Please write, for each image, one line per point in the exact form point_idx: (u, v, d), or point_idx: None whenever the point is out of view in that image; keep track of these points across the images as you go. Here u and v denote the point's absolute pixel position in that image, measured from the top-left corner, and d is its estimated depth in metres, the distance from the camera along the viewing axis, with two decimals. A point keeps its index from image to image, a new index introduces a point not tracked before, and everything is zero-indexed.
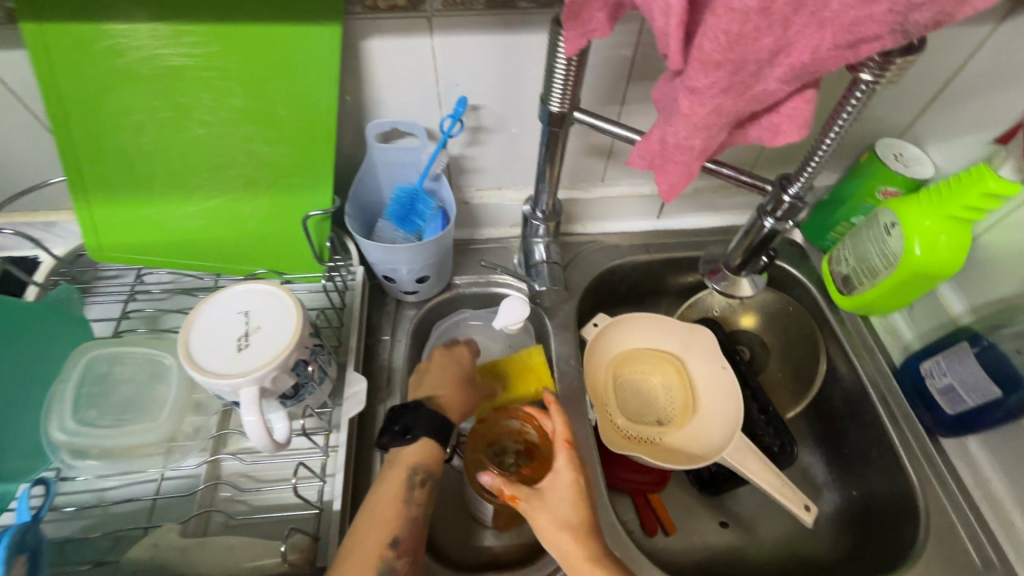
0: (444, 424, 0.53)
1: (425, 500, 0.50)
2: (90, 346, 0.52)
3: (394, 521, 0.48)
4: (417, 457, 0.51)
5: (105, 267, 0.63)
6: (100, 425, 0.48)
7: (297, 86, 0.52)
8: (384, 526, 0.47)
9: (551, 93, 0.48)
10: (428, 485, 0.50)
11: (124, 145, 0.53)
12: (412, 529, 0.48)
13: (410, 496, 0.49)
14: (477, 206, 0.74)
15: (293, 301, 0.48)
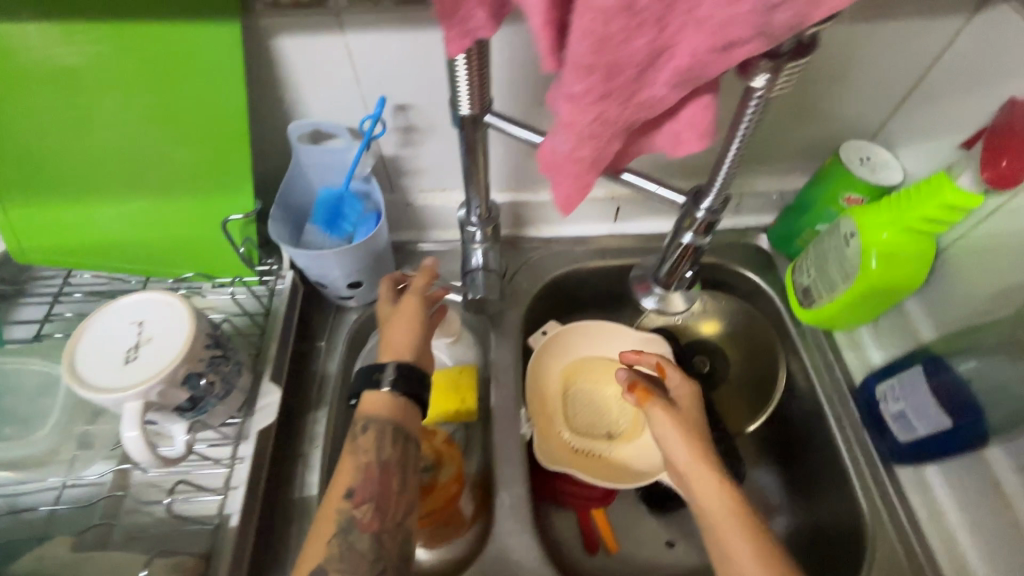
0: (366, 371, 0.54)
1: (375, 446, 0.50)
2: None
3: (347, 476, 0.49)
4: (368, 408, 0.52)
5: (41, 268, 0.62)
6: None
7: (201, 86, 0.49)
8: (336, 484, 0.49)
9: (458, 96, 0.45)
10: (372, 429, 0.51)
11: (31, 150, 0.51)
12: (365, 478, 0.49)
13: (358, 446, 0.50)
14: (421, 208, 0.71)
15: (188, 308, 0.47)
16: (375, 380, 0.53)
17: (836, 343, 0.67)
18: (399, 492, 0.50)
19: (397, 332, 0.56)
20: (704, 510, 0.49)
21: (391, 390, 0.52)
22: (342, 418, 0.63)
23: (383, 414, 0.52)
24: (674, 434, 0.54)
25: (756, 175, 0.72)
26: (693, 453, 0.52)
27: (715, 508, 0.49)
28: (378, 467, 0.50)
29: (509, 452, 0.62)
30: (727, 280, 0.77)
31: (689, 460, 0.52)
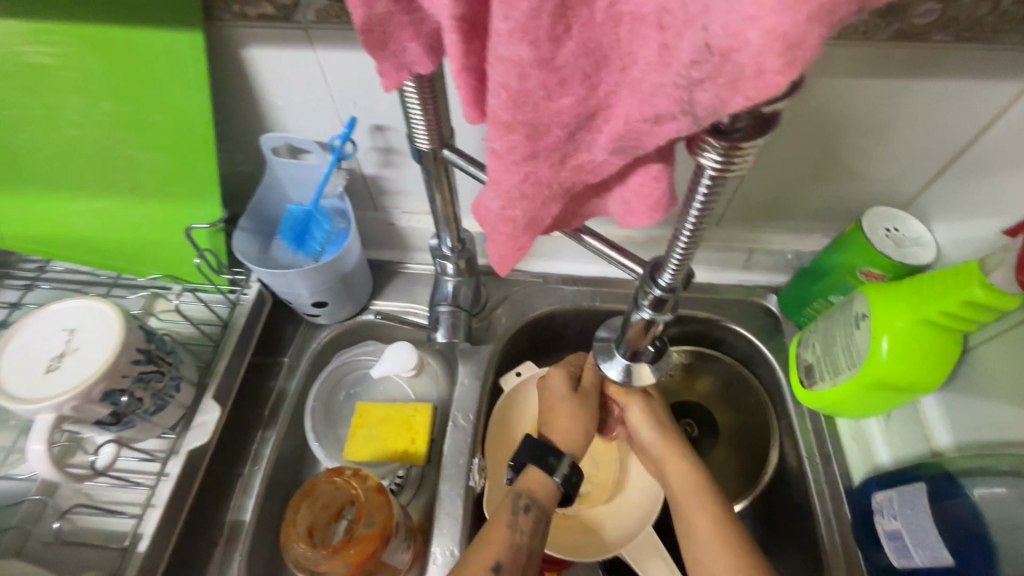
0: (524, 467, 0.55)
1: (530, 529, 0.52)
2: None
3: (498, 547, 0.50)
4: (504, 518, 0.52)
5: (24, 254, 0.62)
6: None
7: (167, 93, 0.49)
8: (494, 549, 0.50)
9: (414, 130, 0.41)
10: (532, 511, 0.53)
11: (4, 140, 0.52)
12: (514, 557, 0.50)
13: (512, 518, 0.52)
14: (403, 228, 0.67)
15: (121, 320, 0.45)
16: (547, 464, 0.55)
17: (837, 431, 0.59)
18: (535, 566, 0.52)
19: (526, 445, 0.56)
20: (678, 494, 0.56)
21: (560, 483, 0.55)
22: (290, 442, 0.61)
23: (542, 498, 0.54)
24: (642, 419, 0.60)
25: (770, 230, 0.65)
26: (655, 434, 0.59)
27: (684, 496, 0.55)
28: (526, 552, 0.51)
29: (453, 504, 0.57)
30: (728, 340, 0.69)
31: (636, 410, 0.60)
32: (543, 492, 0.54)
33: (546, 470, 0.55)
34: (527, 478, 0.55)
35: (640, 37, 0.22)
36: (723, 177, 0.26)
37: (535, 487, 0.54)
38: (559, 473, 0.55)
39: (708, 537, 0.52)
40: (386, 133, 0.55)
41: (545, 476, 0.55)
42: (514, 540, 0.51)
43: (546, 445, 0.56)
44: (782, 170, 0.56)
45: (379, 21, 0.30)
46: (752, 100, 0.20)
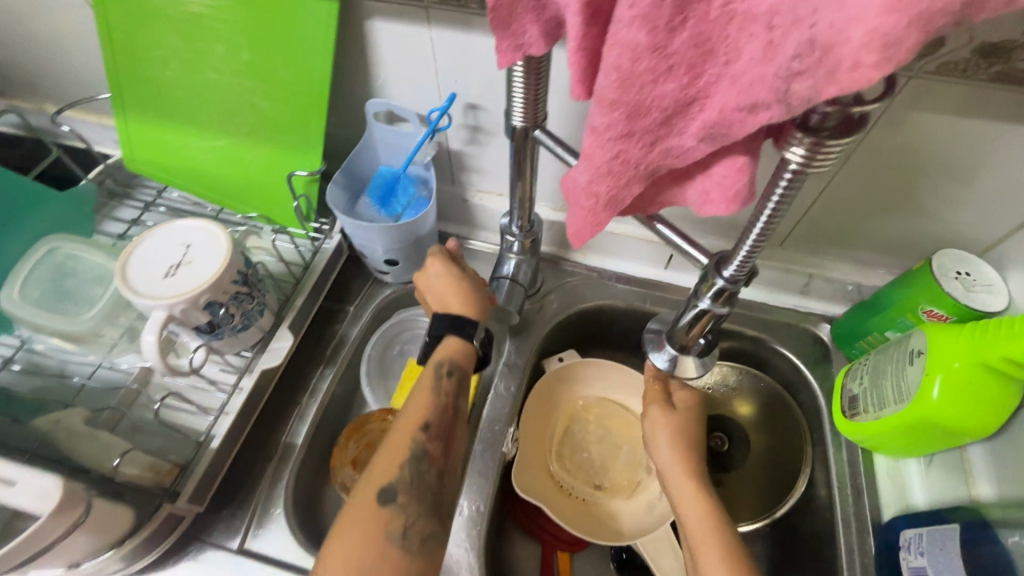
0: (457, 324, 0.55)
1: (453, 393, 0.51)
2: (58, 236, 0.57)
3: (425, 409, 0.49)
4: (447, 353, 0.54)
5: (147, 180, 0.71)
6: (35, 304, 0.53)
7: (296, 50, 0.55)
8: (418, 413, 0.49)
9: (513, 107, 0.45)
10: (455, 376, 0.52)
11: (153, 75, 0.60)
12: (441, 416, 0.49)
13: (437, 386, 0.51)
14: (474, 205, 0.71)
15: (229, 243, 0.52)
16: (464, 330, 0.55)
17: (873, 467, 0.59)
18: (461, 436, 0.50)
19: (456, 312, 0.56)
20: (686, 510, 0.52)
21: (476, 345, 0.55)
22: (344, 383, 0.66)
23: (462, 361, 0.54)
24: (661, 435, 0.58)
25: (832, 259, 0.65)
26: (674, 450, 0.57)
27: (692, 512, 0.52)
28: (451, 410, 0.51)
29: (485, 465, 0.61)
30: (772, 361, 0.70)
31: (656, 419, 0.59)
32: (463, 356, 0.54)
33: (462, 337, 0.55)
34: (444, 346, 0.54)
35: (749, 36, 0.25)
36: (805, 172, 0.28)
37: (454, 355, 0.54)
38: (477, 338, 0.56)
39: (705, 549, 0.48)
40: (477, 112, 0.59)
41: (461, 342, 0.55)
42: (436, 399, 0.50)
43: (464, 316, 0.56)
44: (855, 198, 0.57)
45: (508, 3, 0.34)
46: (847, 90, 0.22)
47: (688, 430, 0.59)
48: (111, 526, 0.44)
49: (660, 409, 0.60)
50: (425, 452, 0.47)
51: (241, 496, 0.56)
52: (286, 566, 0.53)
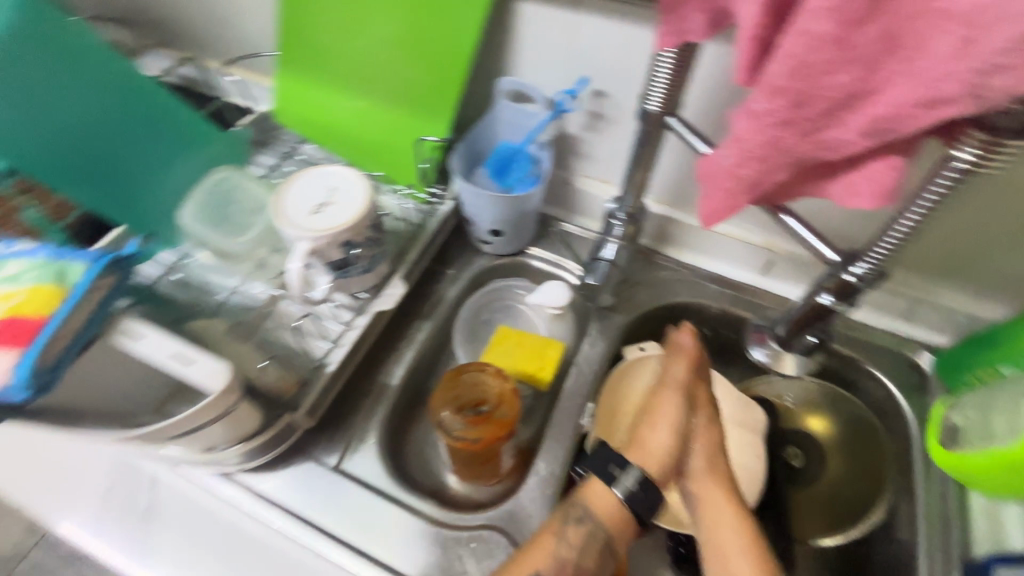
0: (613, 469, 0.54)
1: (575, 552, 0.51)
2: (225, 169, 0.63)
3: (540, 556, 0.51)
4: (591, 499, 0.53)
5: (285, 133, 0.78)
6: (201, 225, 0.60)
7: (446, 25, 0.60)
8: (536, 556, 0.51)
9: (650, 92, 0.47)
10: (585, 527, 0.52)
11: (314, 38, 0.67)
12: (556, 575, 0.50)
13: (562, 532, 0.52)
14: (577, 190, 0.74)
15: (368, 192, 0.57)
16: (609, 474, 0.54)
17: (965, 503, 0.57)
18: None
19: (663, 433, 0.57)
20: (707, 518, 0.55)
21: (622, 497, 0.53)
22: (436, 339, 0.71)
23: (602, 517, 0.53)
24: (669, 422, 0.58)
25: (944, 286, 0.63)
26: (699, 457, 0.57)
27: (713, 520, 0.55)
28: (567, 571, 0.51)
29: (559, 435, 0.63)
30: (861, 384, 0.68)
31: (668, 412, 0.58)
32: (607, 511, 0.53)
33: (607, 481, 0.54)
34: (587, 487, 0.54)
35: (937, 32, 0.26)
36: (975, 170, 0.33)
37: (596, 502, 0.53)
38: (622, 489, 0.53)
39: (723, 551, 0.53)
40: (603, 100, 0.62)
41: (617, 504, 0.53)
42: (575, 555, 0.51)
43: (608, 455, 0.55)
44: (984, 223, 0.55)
45: None
46: None
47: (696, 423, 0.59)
48: (243, 424, 0.51)
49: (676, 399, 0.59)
50: None
51: (342, 424, 0.61)
52: (375, 491, 0.58)
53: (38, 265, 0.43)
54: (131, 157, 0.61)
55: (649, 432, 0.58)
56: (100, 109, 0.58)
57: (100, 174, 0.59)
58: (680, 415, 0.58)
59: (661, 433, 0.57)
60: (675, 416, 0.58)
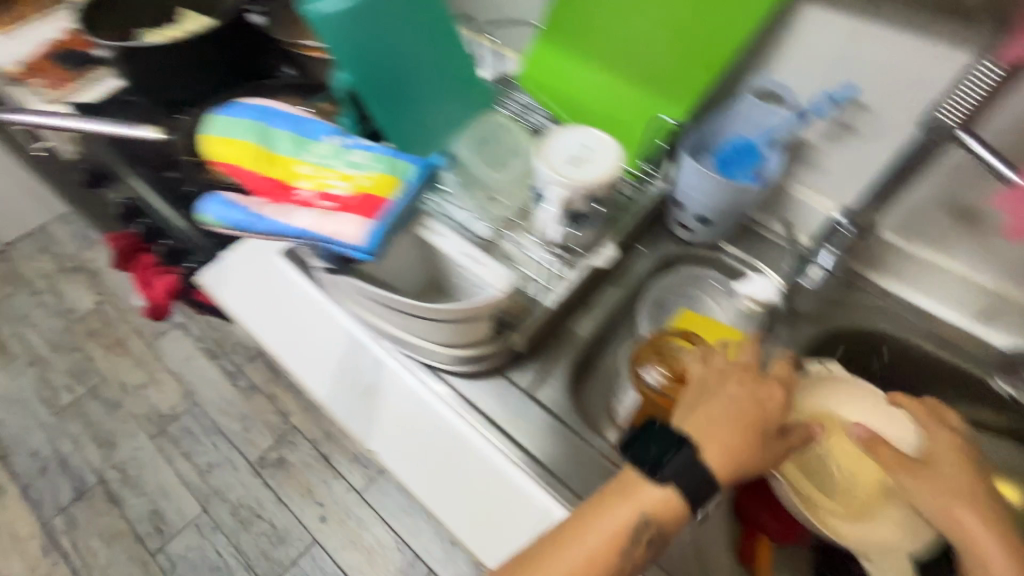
0: (684, 469, 0.46)
1: (626, 549, 0.46)
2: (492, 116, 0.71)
3: (592, 563, 0.46)
4: (647, 502, 0.46)
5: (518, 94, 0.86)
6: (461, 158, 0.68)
7: (724, 16, 0.63)
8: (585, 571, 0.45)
9: (949, 102, 0.51)
10: (648, 536, 0.46)
11: (584, 12, 0.73)
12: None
13: (629, 541, 0.46)
14: (791, 198, 0.75)
15: (620, 155, 0.62)
16: (665, 465, 0.46)
17: None
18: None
19: (743, 430, 0.48)
20: (970, 535, 0.48)
21: (681, 493, 0.45)
22: (622, 307, 0.75)
23: (655, 514, 0.46)
24: (747, 418, 0.48)
25: None
26: (978, 507, 0.49)
27: (978, 536, 0.48)
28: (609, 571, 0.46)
29: None
30: None
31: (771, 414, 0.49)
32: (664, 509, 0.46)
33: (657, 471, 0.46)
34: (632, 483, 0.47)
35: None
36: None
37: (657, 506, 0.46)
38: (689, 488, 0.46)
39: (981, 528, 0.48)
40: (857, 113, 0.63)
41: (672, 496, 0.46)
42: (620, 559, 0.46)
43: (669, 444, 0.47)
44: None
45: None
46: None
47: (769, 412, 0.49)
48: (479, 330, 0.59)
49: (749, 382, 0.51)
50: None
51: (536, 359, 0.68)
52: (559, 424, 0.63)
53: (373, 156, 0.54)
54: (428, 92, 0.69)
55: (714, 418, 0.48)
56: (420, 48, 0.66)
57: (401, 103, 0.68)
58: (775, 398, 0.50)
59: (735, 428, 0.48)
60: (774, 423, 0.49)
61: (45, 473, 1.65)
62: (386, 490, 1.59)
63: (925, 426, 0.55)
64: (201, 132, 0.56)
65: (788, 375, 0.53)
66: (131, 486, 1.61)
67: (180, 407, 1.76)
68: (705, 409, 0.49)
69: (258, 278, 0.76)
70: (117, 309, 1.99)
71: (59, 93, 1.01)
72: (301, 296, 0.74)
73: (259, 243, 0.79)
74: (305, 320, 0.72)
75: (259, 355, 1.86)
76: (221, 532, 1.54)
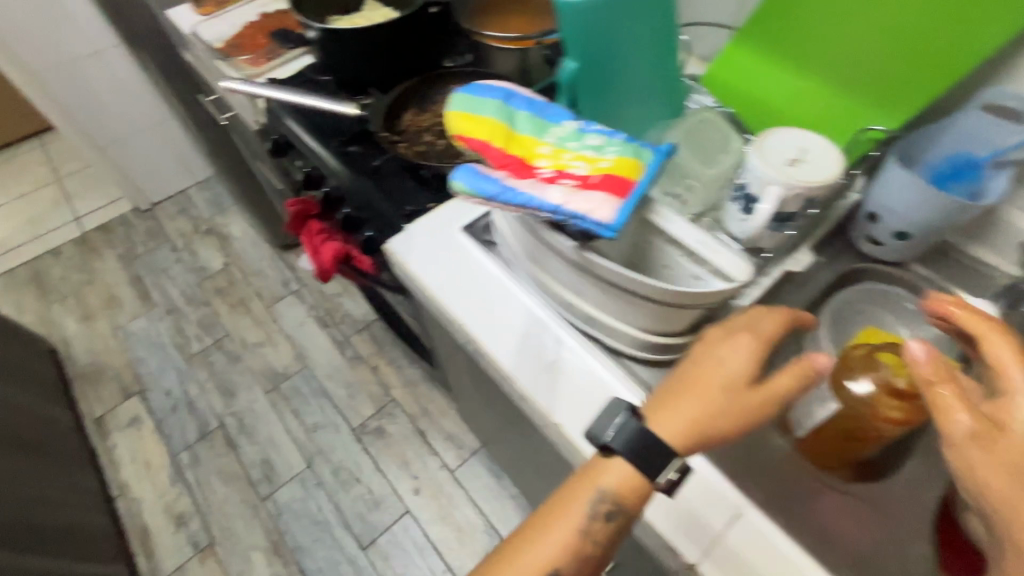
0: (654, 446, 0.50)
1: (596, 537, 0.52)
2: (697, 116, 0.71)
3: (569, 538, 0.52)
4: (613, 485, 0.52)
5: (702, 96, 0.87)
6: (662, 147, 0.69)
7: (968, 28, 0.62)
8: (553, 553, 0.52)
9: None
10: (613, 518, 0.51)
11: (798, 17, 0.74)
12: (575, 563, 0.52)
13: (591, 520, 0.52)
14: (1002, 222, 0.71)
15: (842, 161, 0.61)
16: (633, 453, 0.50)
17: None
18: (592, 563, 0.53)
19: (684, 413, 0.51)
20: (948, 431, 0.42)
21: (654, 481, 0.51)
22: None
23: (614, 487, 0.52)
24: (689, 405, 0.51)
25: None
26: (972, 416, 0.41)
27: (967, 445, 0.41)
28: (590, 543, 0.52)
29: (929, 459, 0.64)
30: None
31: (742, 390, 0.51)
32: (627, 489, 0.52)
33: (614, 451, 0.52)
34: (609, 467, 0.53)
35: None
36: None
37: (618, 483, 0.52)
38: (666, 473, 0.50)
39: (1000, 478, 0.39)
40: None
41: (639, 480, 0.51)
42: (582, 537, 0.52)
43: (654, 442, 0.50)
44: None
45: None
46: None
47: (734, 362, 0.52)
48: (687, 317, 0.60)
49: (723, 362, 0.52)
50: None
51: None
52: None
53: (619, 143, 0.56)
54: (638, 84, 0.70)
55: (671, 418, 0.51)
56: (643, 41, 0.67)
57: (613, 91, 0.69)
58: (730, 388, 0.51)
59: (687, 416, 0.51)
60: (749, 400, 0.50)
61: (174, 411, 1.82)
62: (476, 472, 1.65)
63: (926, 368, 0.44)
64: (450, 107, 0.61)
65: (765, 381, 0.52)
66: (247, 434, 1.75)
67: (292, 367, 1.89)
68: (664, 407, 0.52)
69: (443, 248, 0.82)
70: (242, 272, 2.17)
71: (260, 68, 1.12)
72: (482, 268, 0.79)
73: (443, 217, 0.86)
74: (491, 289, 0.77)
75: (365, 328, 1.98)
76: (323, 488, 1.64)
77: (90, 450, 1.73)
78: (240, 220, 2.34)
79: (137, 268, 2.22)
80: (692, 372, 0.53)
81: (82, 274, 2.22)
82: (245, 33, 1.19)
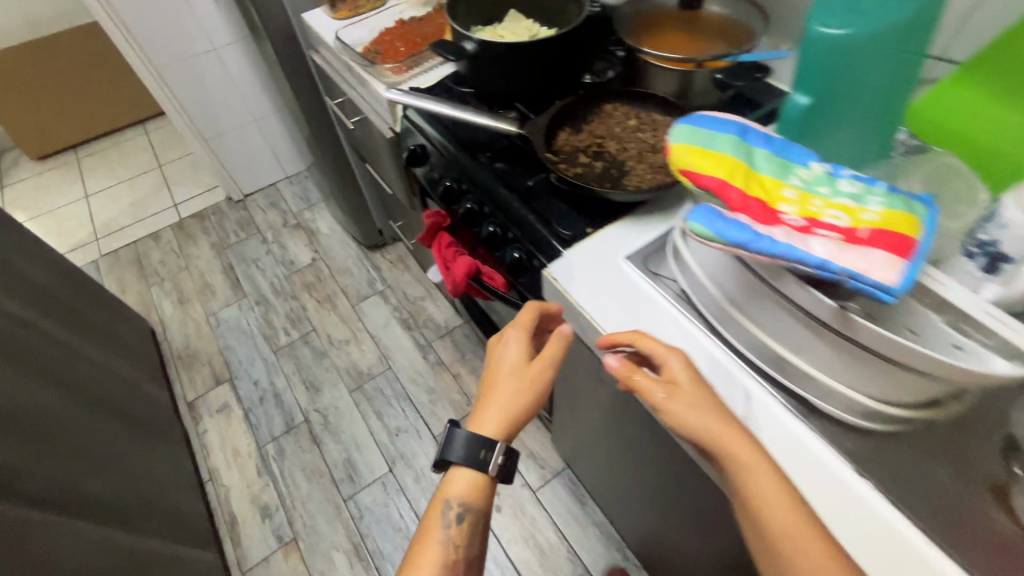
0: (481, 438, 0.73)
1: (458, 531, 0.73)
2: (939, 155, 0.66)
3: (433, 532, 0.73)
4: (459, 492, 0.76)
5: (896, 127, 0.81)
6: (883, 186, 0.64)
7: None
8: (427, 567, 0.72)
9: None
10: (465, 515, 0.74)
11: None
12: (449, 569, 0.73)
13: (448, 517, 0.74)
14: None
15: None
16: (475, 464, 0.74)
17: None
18: (472, 544, 0.74)
19: (508, 395, 0.75)
20: (715, 437, 0.59)
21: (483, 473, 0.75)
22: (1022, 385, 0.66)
23: (459, 490, 0.76)
24: (496, 400, 0.75)
25: None
26: (709, 403, 0.61)
27: (743, 458, 0.57)
28: (470, 532, 0.74)
29: None
30: None
31: (528, 373, 0.75)
32: (471, 489, 0.76)
33: (476, 464, 0.74)
34: (452, 476, 0.77)
35: None
36: None
37: (461, 486, 0.76)
38: (491, 462, 0.73)
39: (685, 412, 0.61)
40: None
41: (474, 478, 0.76)
42: (443, 544, 0.73)
43: (484, 440, 0.73)
44: None
45: None
46: None
47: (518, 348, 0.76)
48: (931, 393, 0.55)
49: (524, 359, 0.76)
50: (455, 557, 0.73)
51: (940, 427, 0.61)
52: None
53: (882, 194, 0.50)
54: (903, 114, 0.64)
55: (490, 411, 0.75)
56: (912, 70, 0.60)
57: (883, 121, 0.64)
58: (536, 372, 0.75)
59: (491, 416, 0.75)
60: (528, 373, 0.75)
61: (262, 401, 1.86)
62: (558, 494, 1.61)
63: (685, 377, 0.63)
64: (674, 138, 0.56)
65: (533, 367, 0.76)
66: (331, 431, 1.77)
67: (376, 368, 1.90)
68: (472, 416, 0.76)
69: (607, 279, 0.79)
70: (329, 268, 2.21)
71: (402, 76, 1.11)
72: (653, 304, 0.76)
73: (605, 245, 0.82)
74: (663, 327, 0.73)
75: (447, 335, 1.97)
76: (405, 494, 1.63)
77: (184, 432, 1.78)
78: (327, 217, 2.39)
79: (229, 257, 2.29)
80: (490, 368, 0.77)
81: (179, 259, 2.31)
82: (385, 40, 1.19)
